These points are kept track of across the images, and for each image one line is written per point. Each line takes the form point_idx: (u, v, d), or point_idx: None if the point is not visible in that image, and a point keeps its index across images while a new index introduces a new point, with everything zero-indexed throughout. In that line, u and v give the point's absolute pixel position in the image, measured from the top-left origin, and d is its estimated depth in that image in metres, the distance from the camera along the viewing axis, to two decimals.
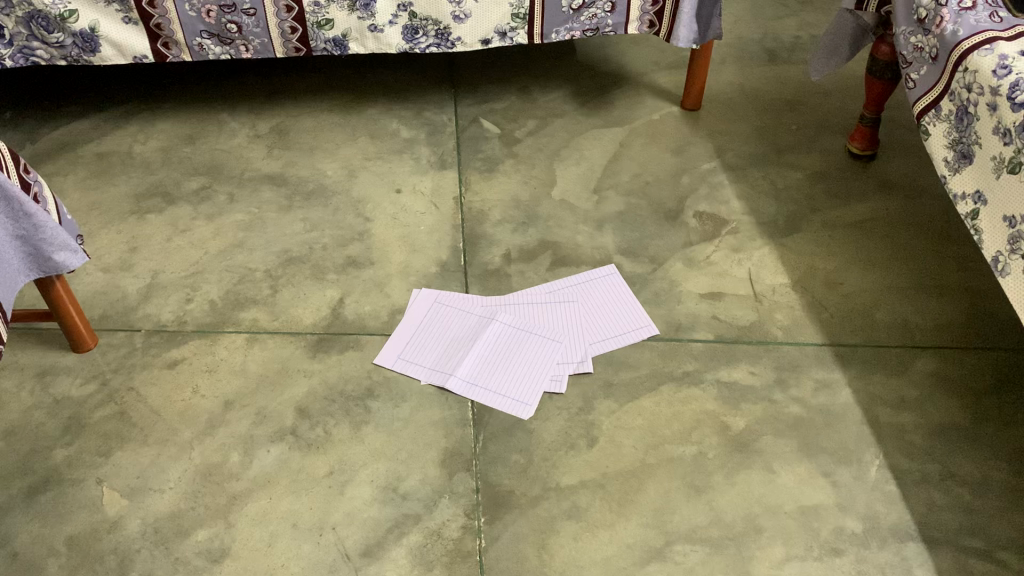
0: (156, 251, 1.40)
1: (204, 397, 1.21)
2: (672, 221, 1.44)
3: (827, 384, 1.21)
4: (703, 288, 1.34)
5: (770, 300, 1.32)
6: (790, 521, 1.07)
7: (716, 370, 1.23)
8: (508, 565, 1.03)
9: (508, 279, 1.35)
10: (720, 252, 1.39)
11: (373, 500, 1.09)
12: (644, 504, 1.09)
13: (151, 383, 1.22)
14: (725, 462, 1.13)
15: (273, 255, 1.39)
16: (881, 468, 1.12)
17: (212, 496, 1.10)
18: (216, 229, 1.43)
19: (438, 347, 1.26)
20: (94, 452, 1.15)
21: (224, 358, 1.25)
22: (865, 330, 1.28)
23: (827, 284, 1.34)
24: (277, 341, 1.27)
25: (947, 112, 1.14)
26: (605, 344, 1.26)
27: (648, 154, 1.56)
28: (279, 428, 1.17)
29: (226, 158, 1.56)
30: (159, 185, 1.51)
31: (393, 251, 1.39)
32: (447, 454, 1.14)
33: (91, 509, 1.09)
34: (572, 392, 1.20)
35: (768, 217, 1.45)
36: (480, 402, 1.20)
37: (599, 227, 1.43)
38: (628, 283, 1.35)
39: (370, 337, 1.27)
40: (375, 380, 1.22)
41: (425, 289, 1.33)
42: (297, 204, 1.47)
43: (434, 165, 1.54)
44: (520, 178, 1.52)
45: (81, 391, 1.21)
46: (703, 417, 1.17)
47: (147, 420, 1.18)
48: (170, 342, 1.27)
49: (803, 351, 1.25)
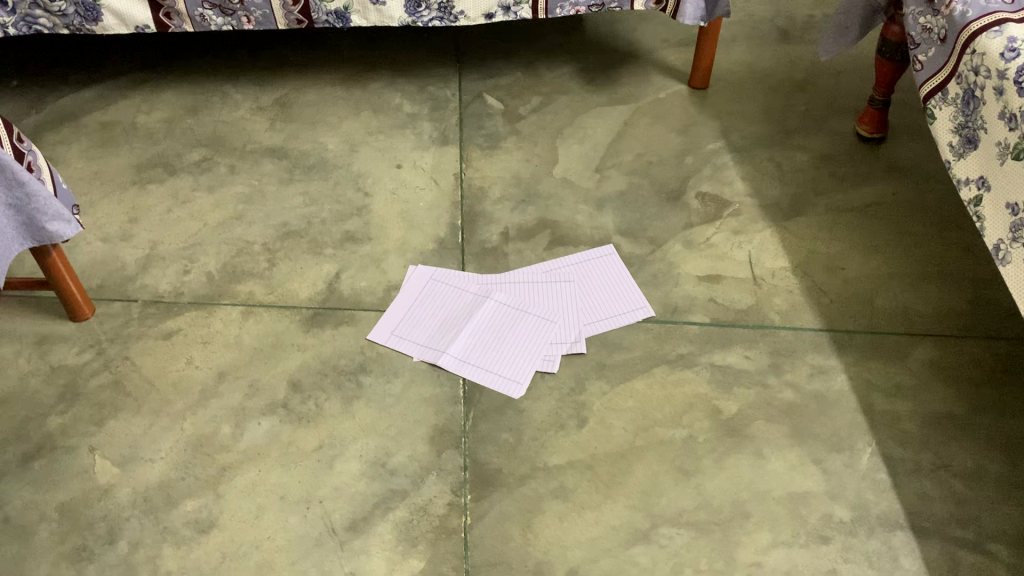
0: (156, 222, 1.40)
1: (198, 368, 1.21)
2: (674, 202, 1.42)
3: (822, 370, 1.20)
4: (702, 270, 1.32)
5: (770, 284, 1.30)
6: (777, 507, 1.07)
7: (711, 353, 1.21)
8: (493, 543, 1.04)
9: (506, 257, 1.34)
10: (721, 234, 1.37)
11: (361, 475, 1.10)
12: (632, 486, 1.09)
13: (147, 354, 1.23)
14: (715, 446, 1.12)
15: (271, 228, 1.39)
16: (874, 456, 1.11)
17: (202, 468, 1.11)
18: (217, 201, 1.43)
19: (432, 324, 1.25)
20: (87, 420, 1.16)
21: (219, 330, 1.25)
22: (864, 316, 1.26)
23: (829, 268, 1.32)
24: (272, 314, 1.27)
25: (954, 95, 1.12)
26: (599, 325, 1.25)
27: (652, 133, 1.54)
28: (271, 401, 1.18)
29: (229, 130, 1.55)
30: (161, 156, 1.51)
31: (391, 227, 1.39)
32: (437, 432, 1.14)
33: (83, 476, 1.10)
34: (564, 373, 1.20)
35: (771, 199, 1.42)
36: (471, 380, 1.19)
37: (599, 207, 1.41)
38: (626, 264, 1.33)
39: (365, 313, 1.27)
40: (367, 356, 1.22)
41: (421, 265, 1.33)
42: (297, 177, 1.47)
43: (436, 141, 1.53)
44: (521, 155, 1.50)
45: (77, 359, 1.22)
46: (695, 400, 1.17)
47: (141, 390, 1.19)
48: (166, 314, 1.28)
49: (800, 336, 1.24)
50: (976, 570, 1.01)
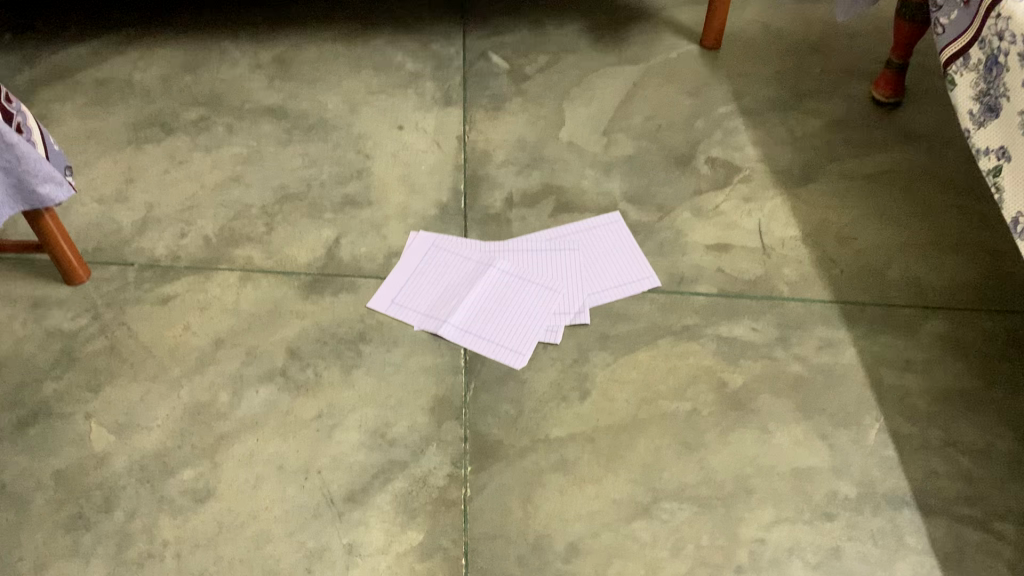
0: (152, 183, 1.37)
1: (195, 334, 1.19)
2: (683, 167, 1.38)
3: (830, 344, 1.17)
4: (710, 239, 1.29)
5: (780, 254, 1.27)
6: (782, 483, 1.05)
7: (717, 325, 1.19)
8: (493, 516, 1.03)
9: (510, 223, 1.31)
10: (731, 201, 1.33)
11: (360, 446, 1.09)
12: (634, 460, 1.07)
13: (143, 319, 1.21)
14: (719, 420, 1.10)
15: (270, 191, 1.36)
16: (881, 432, 1.09)
17: (200, 436, 1.10)
18: (214, 162, 1.40)
19: (433, 292, 1.23)
20: (83, 386, 1.14)
21: (216, 296, 1.23)
22: (875, 289, 1.23)
23: (841, 238, 1.29)
24: (270, 280, 1.25)
25: (976, 61, 1.08)
26: (604, 295, 1.22)
27: (662, 95, 1.49)
28: (270, 368, 1.16)
29: (227, 88, 1.51)
30: (157, 114, 1.47)
31: (392, 192, 1.35)
32: (437, 402, 1.12)
33: (79, 444, 1.09)
34: (567, 343, 1.18)
35: (783, 165, 1.38)
36: (473, 350, 1.17)
37: (606, 172, 1.38)
38: (632, 232, 1.30)
39: (365, 280, 1.25)
40: (367, 324, 1.20)
41: (423, 232, 1.30)
42: (297, 138, 1.43)
43: (439, 101, 1.49)
44: (527, 117, 1.46)
45: (73, 324, 1.21)
46: (700, 372, 1.15)
47: (138, 356, 1.17)
48: (162, 278, 1.25)
49: (809, 309, 1.21)
50: (982, 550, 1.00)
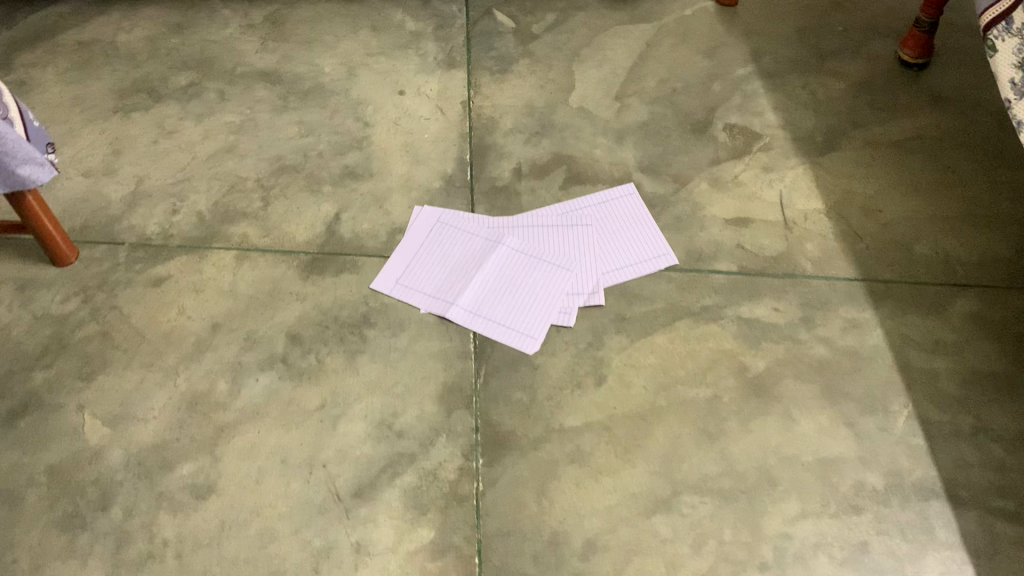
0: (140, 154, 1.30)
1: (191, 318, 1.14)
2: (700, 135, 1.31)
3: (856, 324, 1.12)
4: (730, 212, 1.23)
5: (802, 228, 1.21)
6: (807, 474, 1.01)
7: (738, 305, 1.14)
8: (506, 511, 0.98)
9: (519, 197, 1.25)
10: (750, 171, 1.27)
11: (366, 437, 1.04)
12: (653, 450, 1.03)
13: (136, 302, 1.15)
14: (741, 408, 1.06)
15: (265, 162, 1.29)
16: (910, 419, 1.05)
17: (198, 428, 1.05)
18: (205, 132, 1.32)
19: (439, 272, 1.17)
20: (75, 374, 1.09)
21: (212, 277, 1.17)
22: (902, 265, 1.17)
23: (866, 210, 1.22)
24: (268, 260, 1.19)
25: (1021, 26, 1.00)
26: (619, 274, 1.16)
27: (677, 56, 1.41)
28: (270, 355, 1.11)
29: (218, 50, 1.43)
30: (144, 80, 1.39)
31: (394, 163, 1.29)
32: (446, 390, 1.07)
33: (72, 437, 1.04)
34: (581, 326, 1.12)
35: (806, 131, 1.31)
36: (482, 334, 1.12)
37: (619, 141, 1.31)
38: (647, 205, 1.24)
39: (368, 259, 1.19)
40: (371, 307, 1.14)
41: (427, 206, 1.23)
42: (292, 104, 1.35)
43: (442, 63, 1.40)
44: (535, 81, 1.38)
45: (62, 308, 1.15)
46: (721, 356, 1.10)
47: (131, 342, 1.12)
48: (154, 258, 1.19)
49: (833, 287, 1.15)
50: (1015, 543, 0.96)
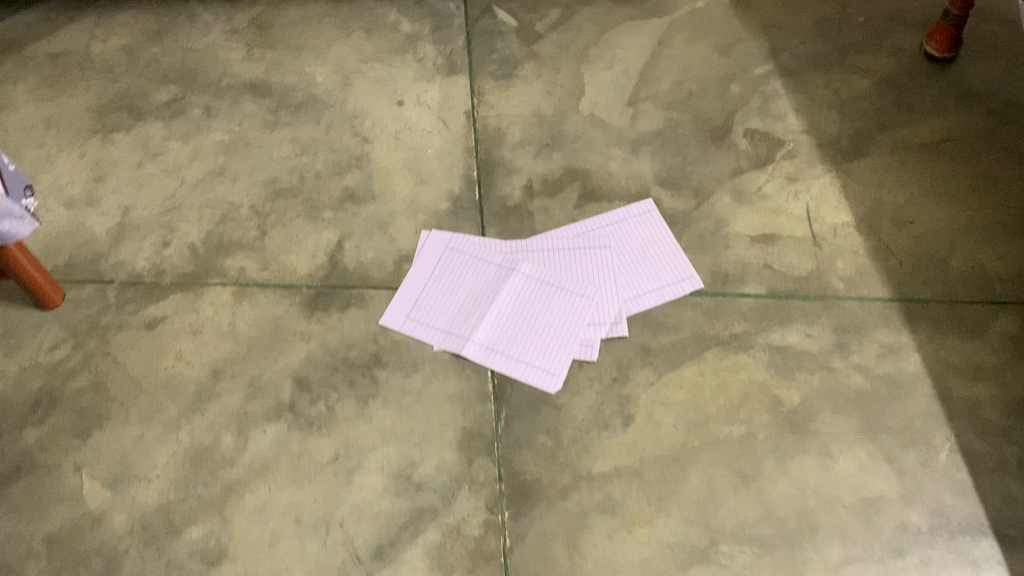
0: (125, 180, 1.21)
1: (190, 365, 1.07)
2: (719, 143, 1.24)
3: (892, 350, 1.07)
4: (755, 228, 1.16)
5: (831, 244, 1.15)
6: (848, 516, 0.96)
7: (768, 332, 1.08)
8: (536, 568, 0.93)
9: (531, 217, 1.18)
10: (774, 182, 1.20)
11: (384, 491, 0.98)
12: (687, 495, 0.97)
13: (130, 348, 1.08)
14: (777, 446, 1.01)
15: (259, 186, 1.21)
16: (952, 453, 1.00)
17: (205, 486, 0.99)
18: (193, 153, 1.24)
19: (452, 304, 1.11)
20: (69, 431, 1.03)
21: (210, 317, 1.10)
22: (937, 282, 1.11)
23: (897, 222, 1.16)
24: (268, 296, 1.12)
25: None
26: (641, 301, 1.10)
27: (692, 54, 1.33)
28: (277, 403, 1.04)
29: (201, 60, 1.33)
30: (124, 95, 1.30)
31: (397, 183, 1.21)
32: (466, 436, 1.01)
33: (71, 501, 0.98)
34: (605, 360, 1.06)
35: (831, 136, 1.24)
36: (501, 372, 1.06)
37: (634, 151, 1.23)
38: (668, 223, 1.17)
39: (375, 292, 1.12)
40: (382, 346, 1.08)
41: (435, 231, 1.16)
42: (284, 119, 1.27)
43: (442, 69, 1.32)
44: (542, 86, 1.30)
45: (50, 357, 1.08)
46: (753, 389, 1.04)
47: (128, 393, 1.05)
48: (147, 298, 1.12)
49: (867, 309, 1.10)
50: None
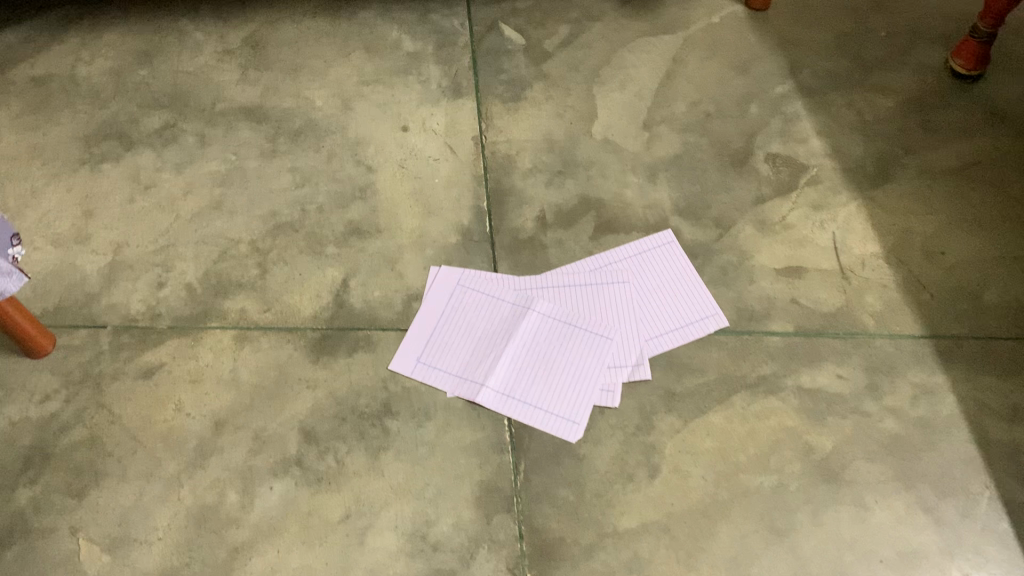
0: (116, 216, 1.15)
1: (191, 416, 1.01)
2: (740, 168, 1.19)
3: (927, 391, 1.02)
4: (780, 261, 1.11)
5: (860, 277, 1.10)
6: (888, 572, 0.92)
7: (797, 374, 1.03)
8: None
9: (545, 251, 1.12)
10: (799, 210, 1.15)
11: (398, 552, 0.93)
12: (718, 552, 0.92)
13: (127, 399, 1.02)
14: (810, 496, 0.96)
15: (258, 220, 1.15)
16: (993, 502, 0.96)
17: (209, 549, 0.93)
18: (188, 185, 1.18)
19: (465, 347, 1.05)
20: (63, 491, 0.97)
21: (210, 364, 1.05)
22: (972, 317, 1.07)
23: (927, 253, 1.11)
24: (271, 340, 1.06)
25: None
26: (664, 341, 1.05)
27: (708, 73, 1.27)
28: (283, 457, 0.99)
29: (193, 83, 1.27)
30: (112, 122, 1.23)
31: (403, 215, 1.15)
32: (483, 491, 0.96)
33: (66, 568, 0.92)
34: (627, 406, 1.01)
35: (855, 160, 1.19)
36: (519, 420, 1.00)
37: (651, 178, 1.18)
38: (689, 256, 1.12)
39: (384, 334, 1.06)
40: (392, 392, 1.02)
41: (445, 268, 1.11)
42: (282, 147, 1.21)
43: (447, 91, 1.26)
44: (552, 108, 1.24)
45: (42, 410, 1.02)
46: (784, 436, 1.00)
47: (125, 448, 0.99)
48: (143, 344, 1.06)
49: (899, 346, 1.05)
50: None
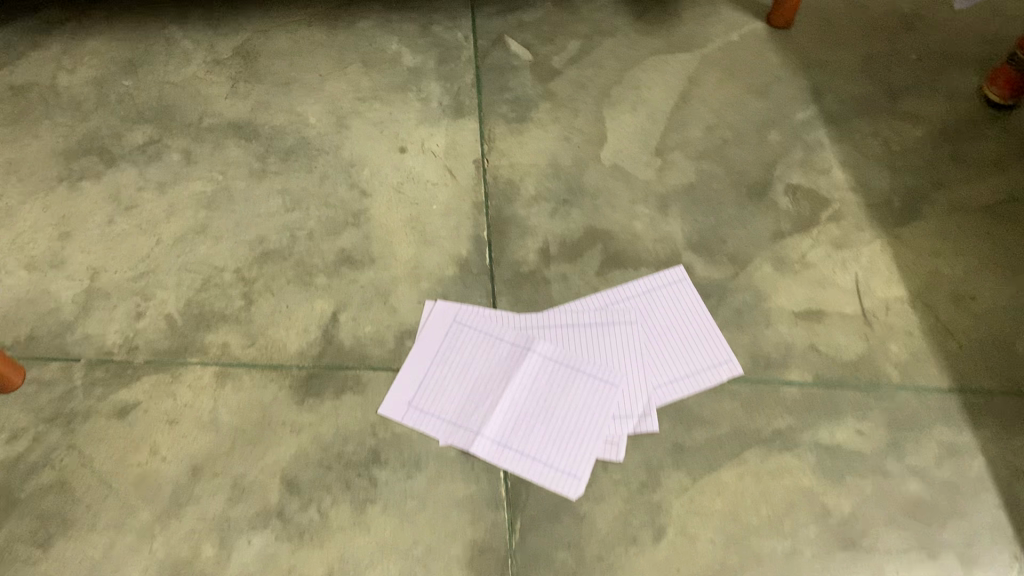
0: (94, 238, 1.08)
1: (166, 461, 0.95)
2: (757, 201, 1.11)
3: (953, 451, 0.95)
4: (799, 303, 1.04)
5: (884, 323, 1.03)
6: None
7: (815, 428, 0.96)
8: None
9: (548, 286, 1.05)
10: (819, 248, 1.08)
11: None
12: None
13: (99, 440, 0.96)
14: (826, 564, 0.89)
15: (244, 246, 1.08)
16: None
17: None
18: (171, 206, 1.11)
19: (460, 391, 0.99)
20: (28, 540, 0.91)
21: (188, 404, 0.98)
22: (1003, 370, 1.00)
23: (956, 297, 1.04)
24: (254, 378, 0.99)
25: None
26: (673, 390, 0.98)
27: (725, 96, 1.20)
28: (263, 508, 0.92)
29: (180, 96, 1.20)
30: (93, 136, 1.16)
31: (398, 243, 1.08)
32: (476, 550, 0.90)
33: None
34: (632, 460, 0.95)
35: (881, 194, 1.12)
36: (516, 473, 0.94)
37: (662, 209, 1.11)
38: (702, 296, 1.05)
39: (374, 375, 1.00)
40: (381, 439, 0.96)
41: (441, 303, 1.04)
42: (272, 167, 1.14)
43: (448, 110, 1.19)
44: (559, 131, 1.17)
45: (8, 450, 0.95)
46: (800, 496, 0.93)
47: (95, 494, 0.93)
48: (118, 379, 0.99)
49: (924, 401, 0.98)
50: None
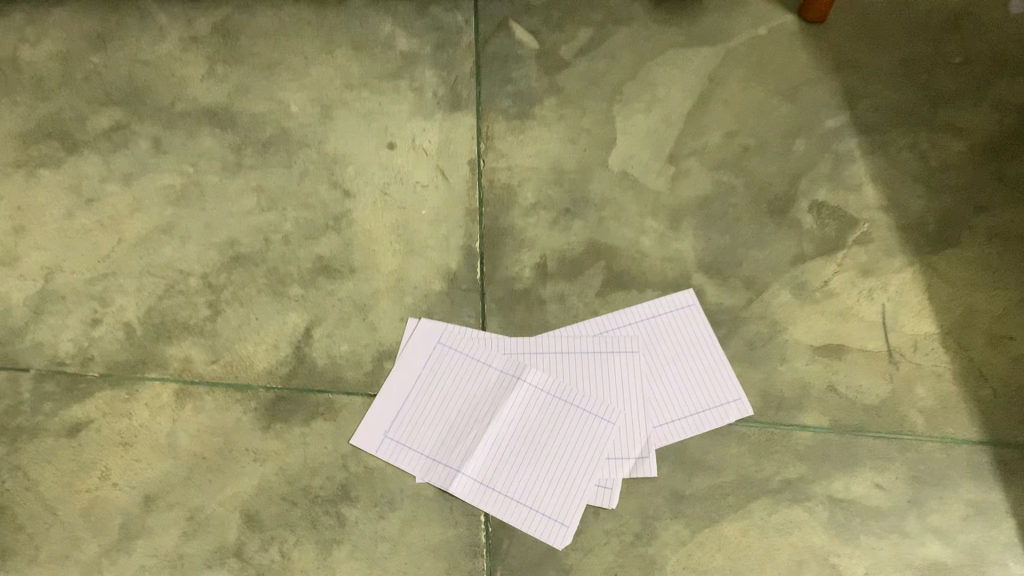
0: (50, 234, 0.99)
1: (117, 488, 0.87)
2: (778, 219, 1.01)
3: (979, 512, 0.87)
4: (819, 337, 0.95)
5: (912, 363, 0.93)
6: None
7: (829, 480, 0.88)
8: None
9: (544, 307, 0.96)
10: (844, 275, 0.98)
11: None
12: None
13: (46, 462, 0.89)
14: None
15: (214, 249, 0.99)
16: None
17: None
18: (136, 201, 1.02)
19: (442, 421, 0.90)
20: None
21: (144, 425, 0.90)
22: None
23: (992, 337, 0.95)
24: (217, 399, 0.91)
25: None
26: (674, 430, 0.90)
27: (750, 97, 1.09)
28: (221, 545, 0.85)
29: (151, 76, 1.09)
30: (55, 118, 1.06)
31: (382, 252, 0.99)
32: None
33: None
34: (625, 509, 0.87)
35: (915, 216, 1.01)
36: (498, 517, 0.86)
37: (673, 225, 1.01)
38: (712, 324, 0.95)
39: (348, 400, 0.91)
40: (352, 474, 0.88)
41: (425, 321, 0.95)
42: (248, 161, 1.04)
43: (443, 102, 1.08)
44: (564, 131, 1.07)
45: None
46: (806, 557, 0.85)
47: (40, 522, 0.86)
48: (69, 395, 0.91)
49: (952, 454, 0.89)
50: None
